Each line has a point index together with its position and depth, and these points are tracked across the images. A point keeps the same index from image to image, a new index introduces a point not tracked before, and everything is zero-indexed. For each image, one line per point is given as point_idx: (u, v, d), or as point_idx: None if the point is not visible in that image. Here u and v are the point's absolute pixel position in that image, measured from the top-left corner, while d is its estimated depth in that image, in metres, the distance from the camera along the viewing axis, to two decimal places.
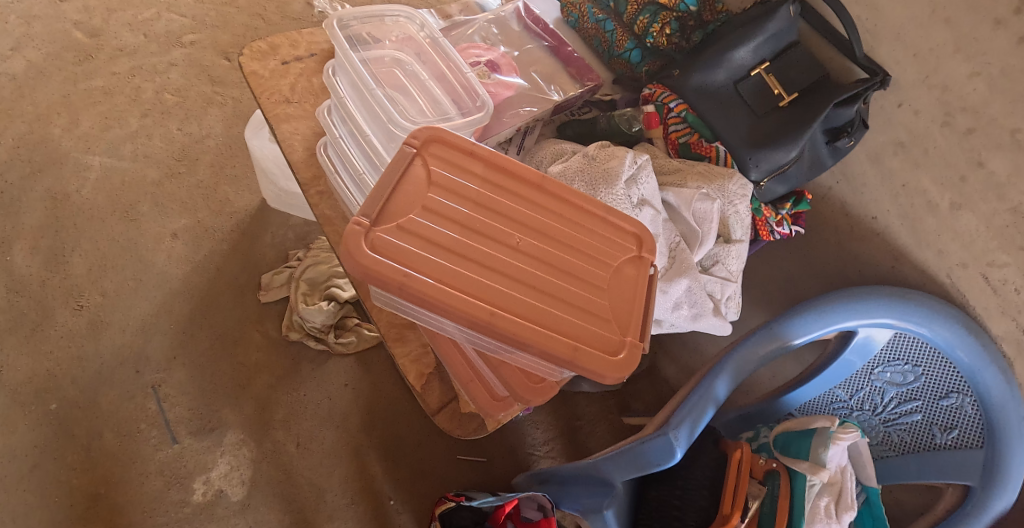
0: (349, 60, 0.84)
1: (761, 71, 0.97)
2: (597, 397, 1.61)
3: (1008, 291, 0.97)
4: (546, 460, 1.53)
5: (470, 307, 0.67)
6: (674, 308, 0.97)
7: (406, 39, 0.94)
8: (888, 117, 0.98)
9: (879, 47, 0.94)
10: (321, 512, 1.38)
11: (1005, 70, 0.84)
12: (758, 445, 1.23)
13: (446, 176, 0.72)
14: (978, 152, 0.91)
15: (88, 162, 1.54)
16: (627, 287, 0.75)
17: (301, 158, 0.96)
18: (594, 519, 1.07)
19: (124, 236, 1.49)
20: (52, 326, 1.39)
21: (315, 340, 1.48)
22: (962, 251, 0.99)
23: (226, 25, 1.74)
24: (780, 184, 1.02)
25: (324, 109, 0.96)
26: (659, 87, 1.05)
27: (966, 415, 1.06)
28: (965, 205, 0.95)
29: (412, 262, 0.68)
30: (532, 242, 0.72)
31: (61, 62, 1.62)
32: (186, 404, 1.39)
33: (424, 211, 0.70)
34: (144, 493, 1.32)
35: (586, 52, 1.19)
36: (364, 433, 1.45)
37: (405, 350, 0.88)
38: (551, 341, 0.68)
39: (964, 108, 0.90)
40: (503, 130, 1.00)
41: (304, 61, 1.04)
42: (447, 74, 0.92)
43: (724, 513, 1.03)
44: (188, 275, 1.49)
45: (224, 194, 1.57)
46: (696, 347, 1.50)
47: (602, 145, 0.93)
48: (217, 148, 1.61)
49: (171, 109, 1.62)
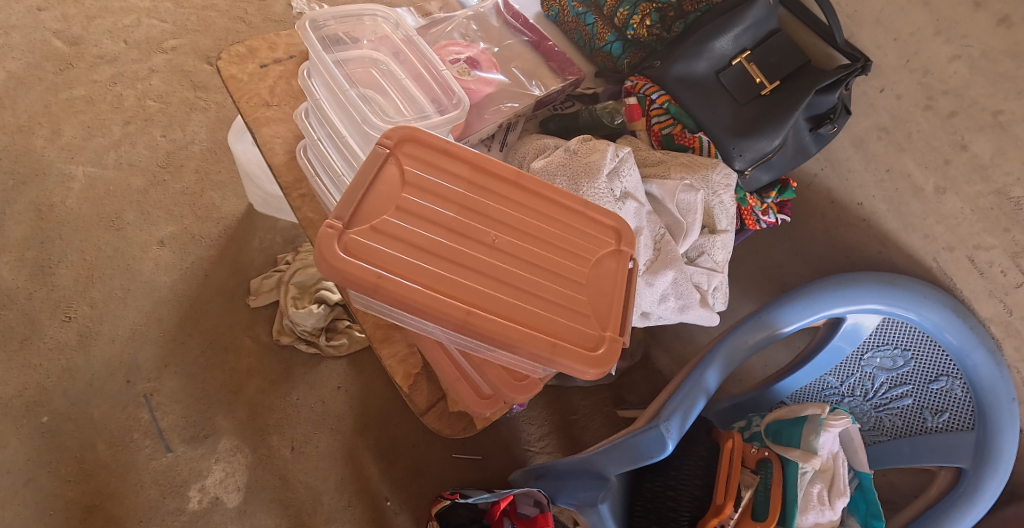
0: (322, 61, 0.84)
1: (742, 60, 0.97)
2: (591, 390, 1.61)
3: (994, 273, 0.97)
4: (542, 456, 1.53)
5: (446, 307, 0.67)
6: (660, 301, 0.97)
7: (382, 39, 0.94)
8: (871, 102, 0.97)
9: (860, 32, 0.94)
10: (318, 516, 1.38)
11: (986, 51, 0.84)
12: (750, 434, 1.21)
13: (420, 175, 0.71)
14: (961, 135, 0.91)
15: (72, 172, 1.53)
16: (607, 280, 0.75)
17: (281, 161, 0.95)
18: (589, 513, 1.07)
19: (110, 245, 1.48)
20: (41, 339, 1.38)
21: (307, 343, 1.47)
22: (948, 234, 0.99)
23: (207, 29, 1.73)
24: (765, 172, 1.01)
25: (301, 111, 0.95)
26: (641, 79, 1.04)
27: (957, 398, 1.07)
28: (950, 188, 0.95)
29: (386, 263, 0.67)
30: (509, 239, 0.72)
31: (41, 72, 1.60)
32: (179, 412, 1.39)
33: (398, 211, 0.69)
34: (139, 504, 1.32)
35: (567, 46, 1.18)
36: (359, 435, 1.45)
37: (392, 351, 0.87)
38: (529, 338, 0.68)
39: (946, 91, 0.90)
40: (484, 127, 0.99)
41: (283, 63, 1.03)
42: (423, 73, 0.91)
43: (717, 503, 1.04)
44: (177, 283, 1.48)
45: (210, 199, 1.56)
46: (689, 337, 1.50)
47: (584, 139, 0.92)
48: (201, 154, 1.60)
49: (154, 115, 1.61)
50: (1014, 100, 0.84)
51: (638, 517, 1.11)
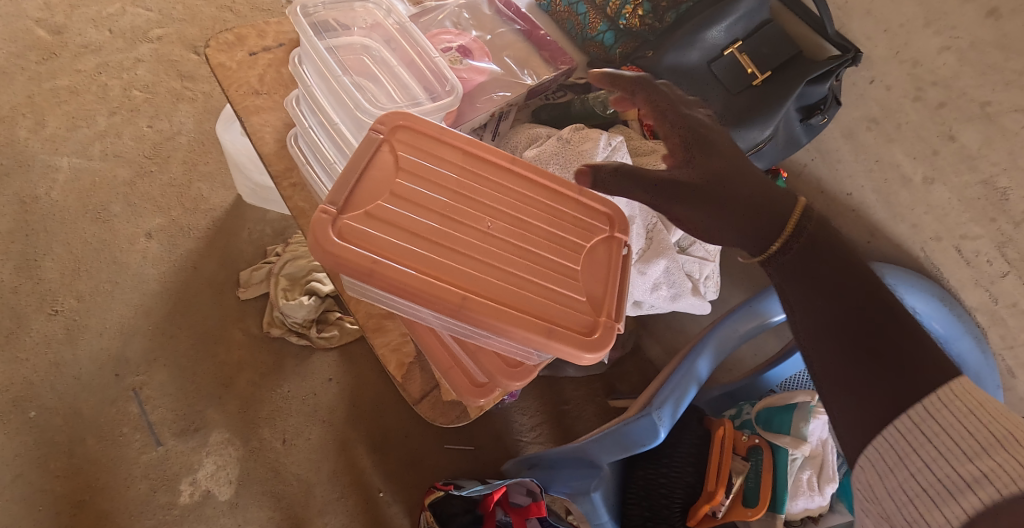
0: (314, 47, 0.83)
1: (733, 50, 0.97)
2: (583, 380, 1.62)
3: (981, 262, 0.98)
4: (534, 446, 1.54)
5: (441, 291, 0.66)
6: (652, 290, 0.98)
7: (374, 26, 0.93)
8: (861, 93, 0.98)
9: (850, 23, 0.95)
10: (310, 508, 1.38)
11: (975, 42, 0.85)
12: (741, 422, 1.23)
13: (415, 161, 0.72)
14: (949, 126, 0.92)
15: (57, 164, 1.50)
16: (600, 267, 0.75)
17: (271, 150, 0.94)
18: (582, 501, 1.09)
19: (97, 238, 1.46)
20: (27, 332, 1.37)
21: (297, 335, 1.46)
22: (935, 224, 1.00)
23: (194, 18, 1.71)
24: (758, 161, 1.02)
25: (292, 98, 0.94)
26: (634, 70, 1.03)
27: None
28: (938, 178, 0.96)
29: (380, 249, 0.67)
30: (504, 224, 0.72)
31: (24, 61, 1.58)
32: (169, 405, 1.38)
33: (392, 197, 0.69)
34: (129, 498, 1.31)
35: (559, 35, 1.18)
36: (351, 426, 1.44)
37: (386, 340, 0.88)
38: (525, 323, 0.68)
39: (935, 82, 0.90)
40: (476, 116, 0.99)
41: (272, 51, 1.02)
42: (416, 60, 0.91)
43: (708, 490, 1.07)
44: (165, 276, 1.47)
45: (198, 191, 1.55)
46: (680, 328, 1.51)
47: (576, 128, 0.93)
48: (189, 145, 1.58)
49: (140, 106, 1.59)
50: (1002, 92, 0.85)
51: (632, 504, 1.13)
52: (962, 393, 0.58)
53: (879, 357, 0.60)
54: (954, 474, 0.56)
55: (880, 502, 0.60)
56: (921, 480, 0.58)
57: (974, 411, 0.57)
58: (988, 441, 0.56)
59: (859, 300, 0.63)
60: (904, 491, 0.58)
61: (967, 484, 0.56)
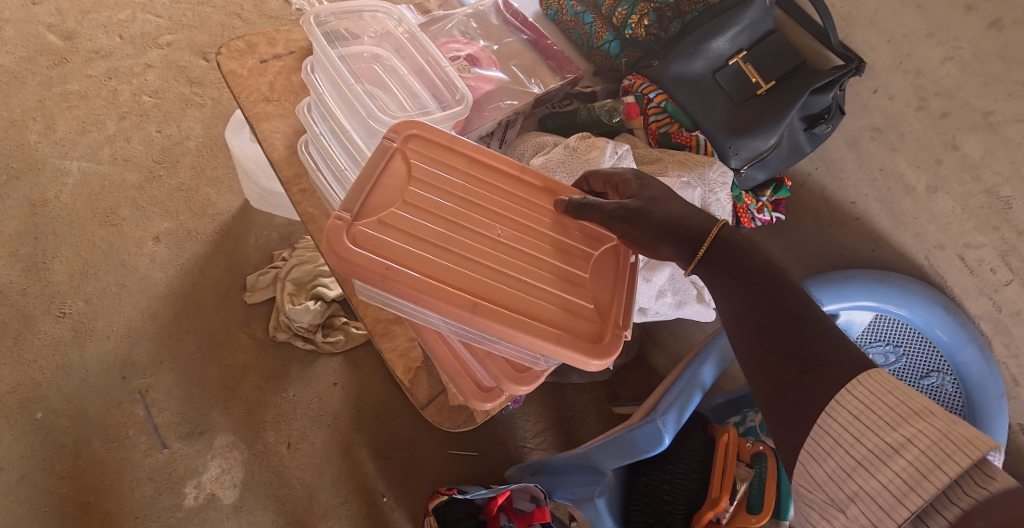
0: (326, 55, 0.85)
1: (738, 60, 0.98)
2: (587, 386, 1.62)
3: (983, 271, 0.99)
4: (538, 452, 1.54)
5: (452, 296, 0.67)
6: (658, 297, 0.99)
7: (384, 34, 0.95)
8: (865, 103, 0.99)
9: (855, 34, 0.96)
10: (314, 511, 1.38)
11: (977, 53, 0.85)
12: (745, 429, 1.24)
13: (427, 170, 0.74)
14: (952, 135, 0.92)
15: (67, 167, 1.52)
16: (608, 273, 0.76)
17: (281, 156, 0.95)
18: (585, 507, 1.09)
19: (105, 241, 1.48)
20: (35, 334, 1.38)
21: (303, 339, 1.47)
22: (939, 233, 1.01)
23: (203, 24, 1.73)
24: (761, 170, 1.03)
25: (304, 106, 0.95)
26: (639, 78, 1.06)
27: (947, 392, 1.12)
28: (941, 187, 0.97)
29: (393, 255, 0.68)
30: (512, 232, 0.74)
31: (35, 66, 1.60)
32: (174, 408, 1.39)
33: (405, 204, 0.71)
34: (134, 501, 1.31)
35: (565, 45, 1.20)
36: (355, 431, 1.45)
37: (393, 345, 0.89)
38: (534, 329, 0.68)
39: (938, 92, 0.91)
40: (484, 123, 1.00)
41: (283, 58, 1.03)
42: (425, 68, 0.92)
43: (712, 496, 1.07)
44: (172, 279, 1.48)
45: (205, 195, 1.56)
46: (683, 335, 1.51)
47: (582, 137, 0.95)
48: (197, 150, 1.60)
49: (149, 111, 1.61)
50: (1004, 101, 0.86)
51: (634, 510, 1.14)
52: (879, 375, 0.60)
53: (795, 337, 0.63)
54: (881, 443, 0.58)
55: (822, 488, 0.60)
56: (856, 455, 0.59)
57: (894, 389, 0.59)
58: (907, 413, 0.58)
59: (770, 287, 0.66)
60: (841, 470, 0.59)
61: (895, 450, 0.57)
